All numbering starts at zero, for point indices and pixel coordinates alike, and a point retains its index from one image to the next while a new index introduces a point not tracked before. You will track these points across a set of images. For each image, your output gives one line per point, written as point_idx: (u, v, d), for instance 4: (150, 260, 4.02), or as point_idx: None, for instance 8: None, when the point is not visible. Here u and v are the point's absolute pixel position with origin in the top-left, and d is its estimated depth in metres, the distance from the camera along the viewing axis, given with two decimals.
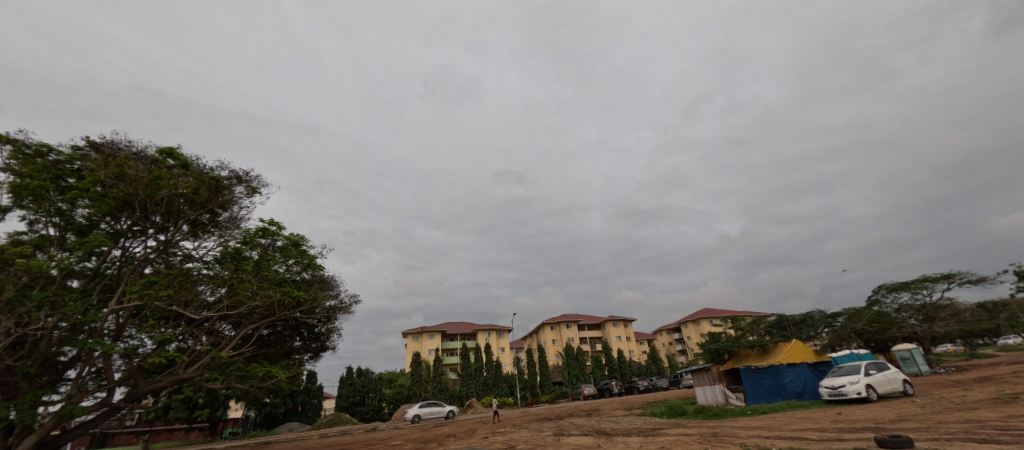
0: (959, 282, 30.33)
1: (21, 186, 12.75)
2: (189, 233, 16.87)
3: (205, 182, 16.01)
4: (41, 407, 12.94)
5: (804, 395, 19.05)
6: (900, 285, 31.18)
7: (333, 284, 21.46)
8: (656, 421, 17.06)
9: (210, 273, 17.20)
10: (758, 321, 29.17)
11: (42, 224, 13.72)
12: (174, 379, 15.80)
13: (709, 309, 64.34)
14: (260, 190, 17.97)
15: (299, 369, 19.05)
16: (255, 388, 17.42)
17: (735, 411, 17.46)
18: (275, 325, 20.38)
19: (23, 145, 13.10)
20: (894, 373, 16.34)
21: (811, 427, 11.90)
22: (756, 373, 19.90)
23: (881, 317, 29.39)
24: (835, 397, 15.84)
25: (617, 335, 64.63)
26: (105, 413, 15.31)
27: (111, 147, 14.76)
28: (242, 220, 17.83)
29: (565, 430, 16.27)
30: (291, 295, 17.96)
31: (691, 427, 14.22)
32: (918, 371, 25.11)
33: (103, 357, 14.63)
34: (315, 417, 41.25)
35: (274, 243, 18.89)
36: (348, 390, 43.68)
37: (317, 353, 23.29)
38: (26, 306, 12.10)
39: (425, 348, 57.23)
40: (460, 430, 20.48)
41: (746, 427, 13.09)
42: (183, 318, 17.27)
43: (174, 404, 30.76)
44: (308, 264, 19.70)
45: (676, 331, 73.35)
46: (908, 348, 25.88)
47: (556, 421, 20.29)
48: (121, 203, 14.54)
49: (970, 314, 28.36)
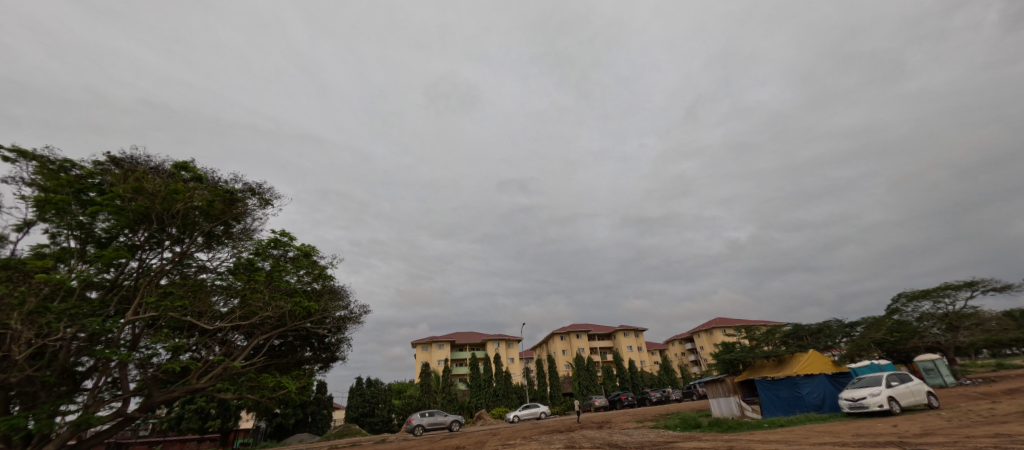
0: (983, 290, 29.53)
1: (44, 200, 13.06)
2: (204, 245, 17.06)
3: (219, 195, 16.27)
4: (58, 416, 13.07)
5: (823, 407, 18.61)
6: (921, 293, 30.47)
7: (344, 295, 21.65)
8: (670, 434, 16.69)
9: (223, 283, 17.36)
10: (773, 331, 28.63)
11: (64, 237, 13.95)
12: (187, 389, 15.88)
13: (723, 318, 63.37)
14: (273, 202, 18.27)
15: (309, 379, 19.09)
16: (266, 398, 17.41)
17: (751, 424, 17.06)
18: (286, 334, 20.46)
19: (47, 162, 13.44)
20: (917, 384, 15.89)
21: (831, 440, 11.63)
22: (772, 385, 19.54)
23: (903, 326, 28.74)
24: (857, 409, 15.44)
25: (628, 345, 63.97)
26: (120, 423, 15.38)
27: (131, 162, 15.08)
28: (255, 231, 18.09)
29: (576, 442, 16.09)
30: (302, 306, 18.09)
31: (706, 441, 13.92)
32: (942, 382, 24.46)
33: (119, 367, 14.78)
34: (324, 428, 41.11)
35: (285, 254, 19.16)
36: (357, 401, 43.29)
37: (327, 363, 23.41)
38: (47, 318, 12.30)
39: (434, 358, 57.15)
40: (471, 441, 20.59)
41: (763, 441, 12.85)
42: (197, 329, 17.43)
43: (187, 415, 31.09)
44: (319, 274, 19.98)
45: (689, 340, 72.57)
46: (930, 359, 25.21)
47: (568, 434, 20.01)
48: (139, 216, 14.81)
49: (995, 323, 27.70)
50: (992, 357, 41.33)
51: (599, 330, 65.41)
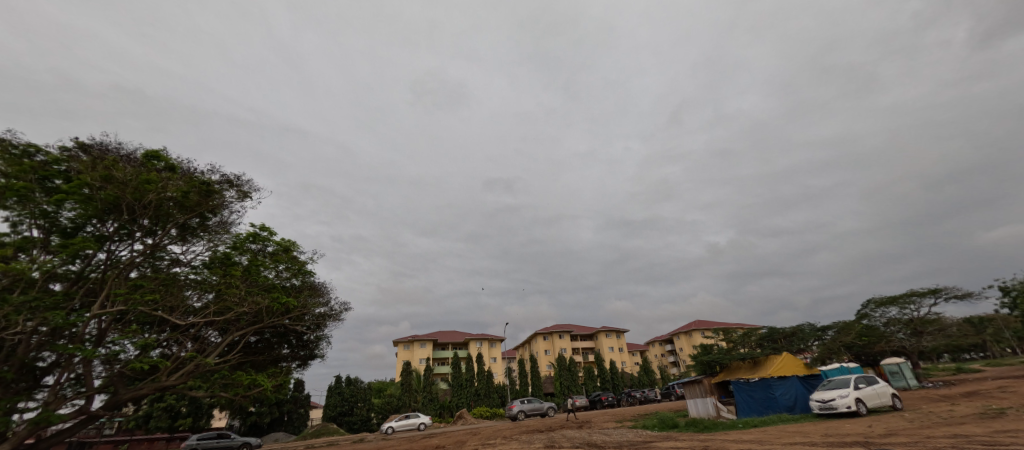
0: (946, 297, 30.60)
1: (5, 186, 12.47)
2: (178, 237, 16.52)
3: (194, 186, 15.76)
4: (15, 414, 12.46)
5: (795, 408, 18.99)
6: (889, 300, 31.36)
7: (324, 291, 21.25)
8: (648, 434, 16.89)
9: (197, 278, 16.83)
10: (750, 334, 29.21)
11: (26, 225, 13.34)
12: (156, 387, 15.31)
13: (702, 320, 64.41)
14: (252, 195, 17.79)
15: (286, 377, 18.61)
16: (240, 396, 16.91)
17: (726, 424, 17.34)
18: (263, 331, 19.98)
19: (9, 145, 12.84)
20: (882, 387, 16.34)
21: (802, 440, 11.84)
22: (748, 386, 19.86)
23: (871, 331, 29.74)
24: (826, 410, 15.79)
25: (610, 346, 64.53)
26: (84, 421, 14.75)
27: (100, 148, 14.48)
28: (232, 224, 17.57)
29: (557, 442, 16.12)
30: (280, 302, 17.70)
31: (683, 441, 14.06)
32: (906, 384, 25.22)
33: (84, 363, 14.21)
34: (301, 427, 40.35)
35: (264, 248, 18.69)
36: (336, 400, 42.59)
37: (305, 361, 22.97)
38: (4, 310, 11.76)
39: (416, 356, 56.63)
40: (451, 441, 20.40)
41: (737, 441, 13.03)
42: (168, 324, 16.86)
43: (156, 413, 30.37)
44: (299, 270, 19.56)
45: (669, 342, 73.64)
46: (896, 362, 26.00)
47: (548, 433, 20.13)
48: (109, 206, 14.24)
49: (955, 329, 28.72)
50: (954, 361, 43.03)
51: (582, 331, 65.82)
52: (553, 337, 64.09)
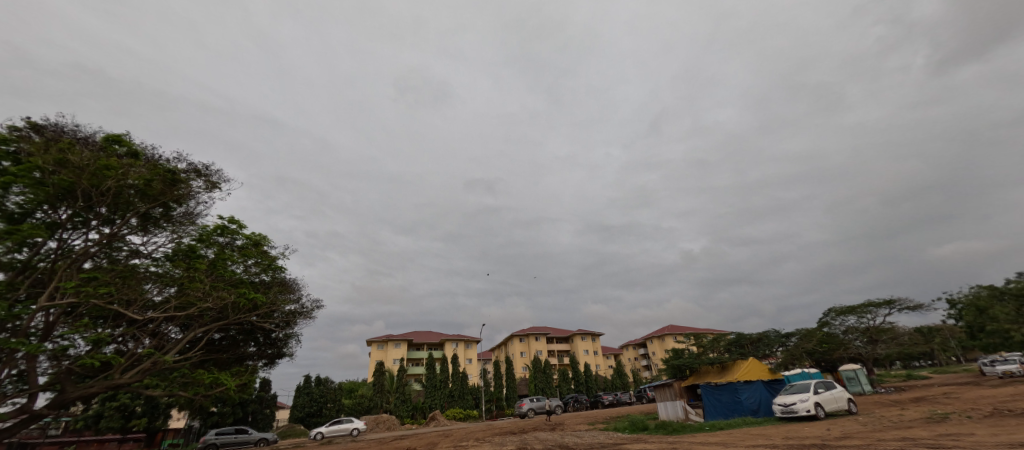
0: (899, 309, 31.90)
1: None
2: (138, 227, 15.63)
3: (158, 174, 14.97)
4: None
5: (759, 412, 19.34)
6: (848, 309, 32.40)
7: (295, 288, 20.53)
8: (618, 436, 16.92)
9: (158, 270, 15.93)
10: (719, 338, 29.77)
11: None
12: (108, 385, 14.40)
13: (673, 325, 65.52)
14: (221, 186, 17.03)
15: (251, 376, 17.84)
16: (201, 396, 16.09)
17: (693, 427, 17.49)
18: (228, 328, 19.12)
19: None
20: (839, 391, 16.77)
21: (764, 443, 11.98)
22: (715, 389, 20.14)
23: (830, 337, 30.87)
24: (787, 414, 16.08)
25: (585, 349, 64.86)
26: (25, 421, 13.72)
27: (55, 130, 13.56)
28: (199, 216, 16.77)
29: (527, 444, 15.92)
30: (247, 298, 17.00)
31: (651, 443, 14.09)
32: (861, 390, 26.06)
33: (28, 358, 13.23)
34: (266, 428, 39.02)
35: (232, 242, 17.93)
36: (304, 400, 41.36)
37: (272, 360, 22.15)
38: None
39: (389, 356, 55.60)
40: (419, 443, 20.04)
41: (703, 444, 13.07)
42: (125, 319, 15.93)
43: (106, 413, 28.35)
44: (269, 266, 18.83)
45: (642, 346, 74.60)
46: (853, 368, 26.79)
47: (520, 435, 19.96)
48: (62, 191, 13.33)
49: (907, 338, 29.56)
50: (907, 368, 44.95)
51: (557, 333, 65.98)
52: (528, 339, 63.97)
